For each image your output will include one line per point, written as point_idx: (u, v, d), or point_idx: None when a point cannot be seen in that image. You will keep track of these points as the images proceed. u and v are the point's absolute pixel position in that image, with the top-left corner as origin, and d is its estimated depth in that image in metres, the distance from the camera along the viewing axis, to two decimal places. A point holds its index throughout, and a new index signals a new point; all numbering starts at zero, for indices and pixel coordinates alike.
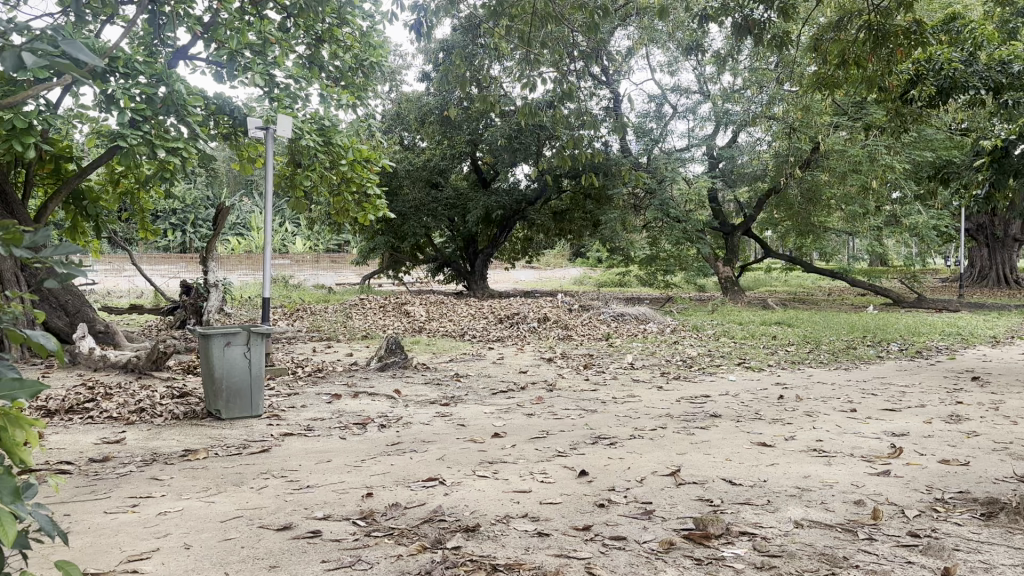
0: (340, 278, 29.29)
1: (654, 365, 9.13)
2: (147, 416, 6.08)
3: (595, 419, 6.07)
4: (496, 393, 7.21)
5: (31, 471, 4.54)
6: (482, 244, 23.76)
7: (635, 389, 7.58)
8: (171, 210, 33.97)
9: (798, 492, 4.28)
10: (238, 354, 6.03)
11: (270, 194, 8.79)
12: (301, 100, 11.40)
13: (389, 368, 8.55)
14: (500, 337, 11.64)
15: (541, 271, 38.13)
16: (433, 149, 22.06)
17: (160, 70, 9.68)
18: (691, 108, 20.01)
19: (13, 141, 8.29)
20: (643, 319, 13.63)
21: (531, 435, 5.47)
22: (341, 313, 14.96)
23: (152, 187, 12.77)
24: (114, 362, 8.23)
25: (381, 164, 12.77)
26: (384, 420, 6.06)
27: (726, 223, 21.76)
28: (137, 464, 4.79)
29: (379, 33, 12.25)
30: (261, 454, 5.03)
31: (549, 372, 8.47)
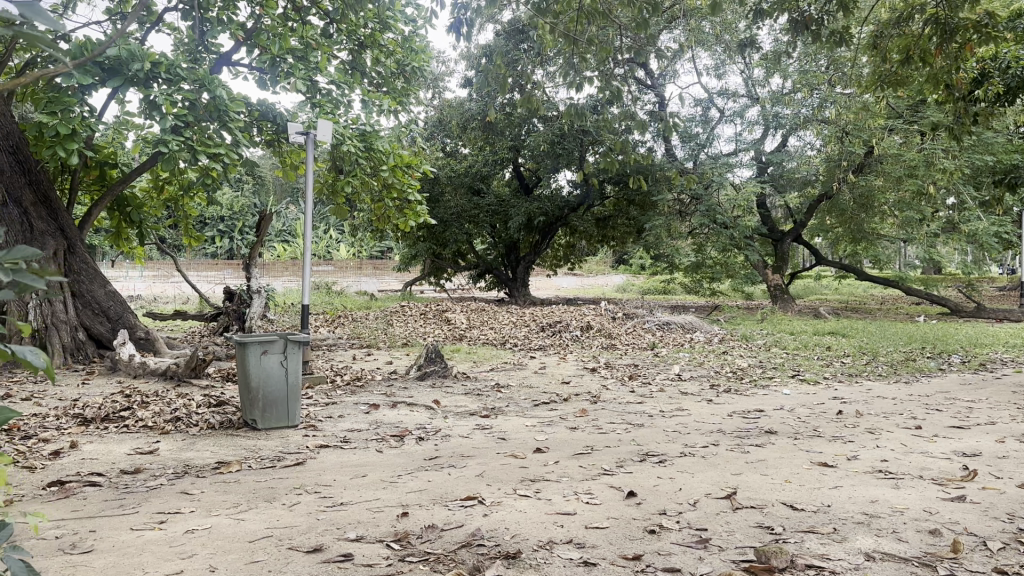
0: (383, 285, 29.34)
1: (703, 377, 8.80)
2: (182, 425, 5.96)
3: (643, 434, 5.78)
4: (539, 405, 6.95)
5: (61, 484, 4.43)
6: (524, 251, 23.54)
7: (683, 401, 7.27)
8: (219, 217, 34.51)
9: (866, 519, 3.95)
10: (275, 363, 5.89)
11: (309, 200, 8.68)
12: (343, 106, 11.33)
13: (429, 377, 8.36)
14: (543, 346, 11.40)
15: (584, 278, 37.81)
16: (475, 156, 21.94)
17: (202, 76, 9.69)
18: (738, 112, 19.57)
19: (56, 148, 8.30)
20: (689, 328, 13.26)
21: (575, 451, 5.21)
22: (383, 320, 14.86)
23: (196, 194, 12.83)
24: (153, 369, 8.19)
25: (423, 169, 12.66)
26: (423, 432, 5.86)
27: (775, 230, 21.22)
28: (168, 476, 4.64)
29: (422, 38, 12.14)
30: (295, 468, 4.86)
31: (594, 383, 8.19)
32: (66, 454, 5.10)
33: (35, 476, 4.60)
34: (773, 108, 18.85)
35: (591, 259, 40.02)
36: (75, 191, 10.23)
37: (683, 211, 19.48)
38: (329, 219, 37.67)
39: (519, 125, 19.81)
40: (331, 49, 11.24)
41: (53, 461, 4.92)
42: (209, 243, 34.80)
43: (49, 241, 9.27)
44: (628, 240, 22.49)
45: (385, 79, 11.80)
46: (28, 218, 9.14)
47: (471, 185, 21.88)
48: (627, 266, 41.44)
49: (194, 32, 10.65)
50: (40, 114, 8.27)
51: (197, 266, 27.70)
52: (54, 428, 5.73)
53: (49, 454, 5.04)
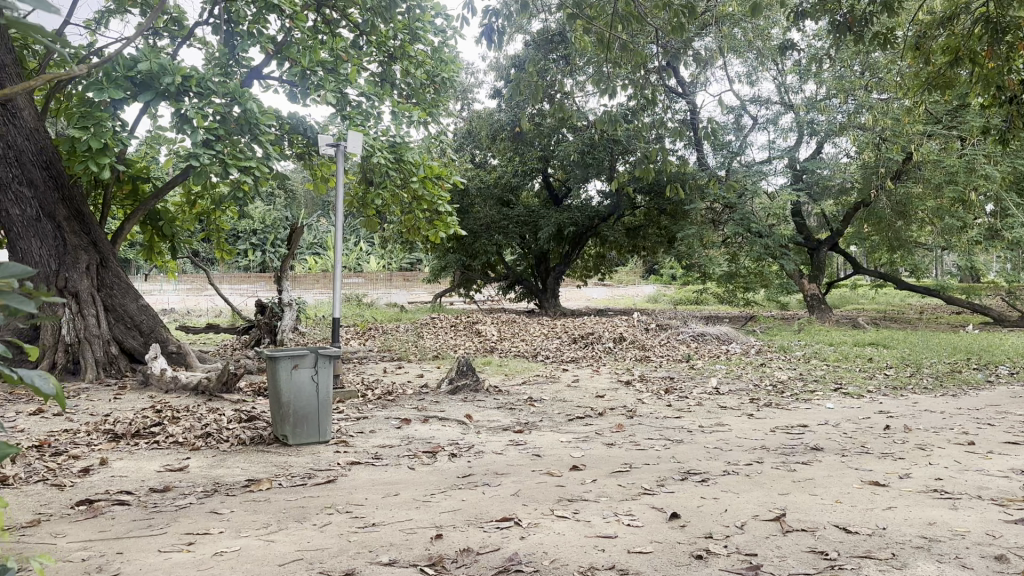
0: (413, 296, 29.33)
1: (741, 390, 8.56)
2: (213, 441, 5.88)
3: (683, 451, 5.58)
4: (573, 420, 6.77)
5: (89, 503, 4.35)
6: (553, 262, 23.37)
7: (723, 416, 7.05)
8: (251, 231, 34.80)
9: (927, 543, 3.72)
10: (306, 378, 5.79)
11: (339, 212, 8.61)
12: (373, 118, 11.29)
13: (461, 391, 8.22)
14: (575, 358, 11.21)
15: (614, 289, 37.53)
16: (504, 166, 21.88)
17: (233, 89, 9.70)
18: (771, 119, 19.29)
19: (88, 162, 8.33)
20: (725, 339, 13.00)
21: (613, 468, 5.03)
22: (413, 332, 14.78)
23: (228, 207, 12.88)
24: (185, 384, 8.15)
25: (453, 180, 12.57)
26: (455, 448, 5.71)
27: (810, 239, 20.81)
28: (197, 495, 4.54)
29: (452, 48, 12.06)
30: (326, 486, 4.73)
31: (629, 397, 7.99)
32: (96, 472, 5.03)
33: (64, 494, 4.53)
34: (807, 115, 18.55)
35: (622, 269, 39.78)
36: (108, 206, 10.32)
37: (716, 220, 19.19)
38: (360, 231, 37.79)
39: (548, 135, 19.70)
40: (361, 61, 11.22)
41: (83, 479, 4.86)
42: (242, 257, 35.09)
43: (83, 255, 9.35)
44: (659, 250, 22.22)
45: (415, 91, 11.72)
46: (62, 234, 9.22)
47: (501, 196, 21.79)
48: (658, 276, 41.05)
49: (226, 46, 10.70)
50: (73, 129, 8.34)
51: (229, 279, 27.92)
52: (85, 445, 5.69)
53: (78, 472, 4.98)
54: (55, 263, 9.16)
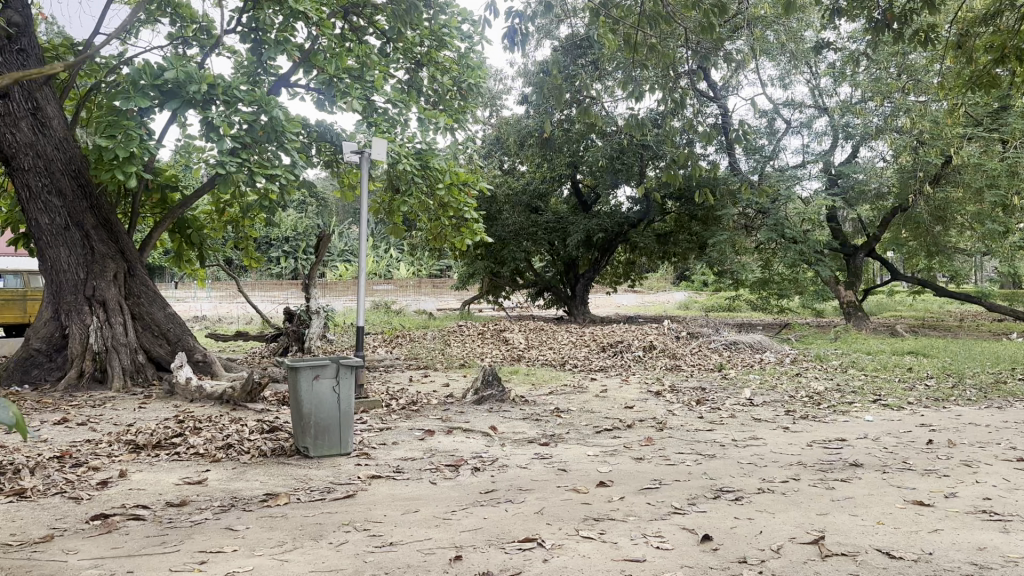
0: (442, 303, 29.25)
1: (776, 402, 8.29)
2: (234, 452, 5.79)
3: (715, 467, 5.38)
4: (601, 433, 6.58)
5: (105, 518, 4.27)
6: (583, 268, 23.15)
7: (756, 429, 6.81)
8: (283, 238, 35.04)
9: (977, 570, 3.49)
10: (327, 389, 5.69)
11: (364, 220, 8.53)
12: (400, 125, 11.21)
13: (486, 401, 8.06)
14: (604, 368, 10.99)
15: (644, 295, 37.24)
16: (533, 173, 21.75)
17: (260, 97, 9.68)
18: (805, 122, 18.93)
19: (116, 172, 8.35)
20: (758, 348, 12.70)
21: (642, 485, 4.84)
22: (441, 340, 14.67)
23: (256, 215, 12.90)
24: (209, 393, 8.10)
25: (480, 187, 12.44)
26: (479, 461, 5.55)
27: (846, 244, 20.35)
28: (214, 510, 4.44)
29: (479, 54, 11.93)
30: (345, 501, 4.60)
31: (659, 408, 7.78)
32: (114, 484, 4.96)
33: (80, 508, 4.46)
34: (842, 119, 18.16)
35: (653, 276, 39.40)
36: (136, 215, 10.37)
37: (749, 226, 18.87)
38: (389, 238, 37.86)
39: (577, 141, 19.53)
40: (388, 68, 11.16)
41: (101, 492, 4.79)
42: (274, 264, 35.35)
43: (110, 263, 9.40)
44: (690, 256, 21.90)
45: (442, 98, 11.61)
46: (90, 242, 9.27)
47: (529, 203, 21.68)
48: (690, 283, 40.58)
49: (253, 56, 10.73)
50: (100, 138, 8.38)
51: (261, 286, 28.11)
52: (105, 456, 5.63)
53: (97, 485, 4.92)
54: (83, 272, 9.23)
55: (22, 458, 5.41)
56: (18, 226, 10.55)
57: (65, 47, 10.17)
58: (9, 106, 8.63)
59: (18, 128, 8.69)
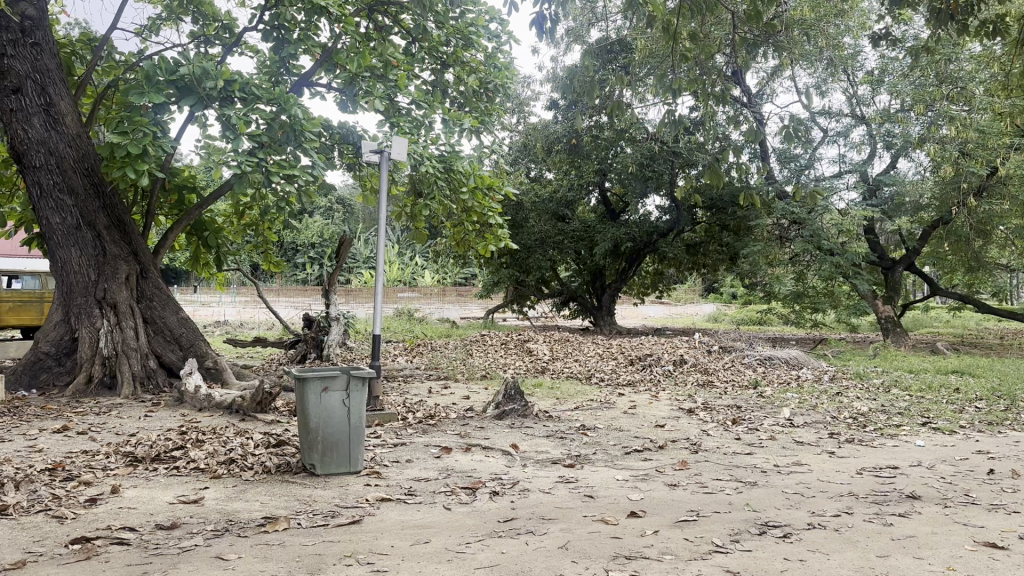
0: (465, 312, 28.85)
1: (817, 423, 7.77)
2: (236, 468, 5.41)
3: (758, 498, 4.90)
4: (631, 454, 6.11)
5: (85, 541, 3.86)
6: (609, 278, 22.65)
7: (799, 455, 6.30)
8: (309, 243, 34.82)
9: None
10: (336, 402, 5.27)
11: (382, 222, 8.09)
12: (424, 127, 10.81)
13: (507, 416, 7.61)
14: (633, 382, 10.51)
15: (671, 306, 36.79)
16: (559, 180, 21.32)
17: (278, 94, 9.30)
18: (842, 132, 18.34)
19: (127, 168, 8.06)
20: (794, 364, 12.15)
21: (678, 517, 4.38)
22: (463, 350, 14.26)
23: (276, 218, 12.62)
24: (218, 402, 7.77)
25: (505, 193, 12.02)
26: (498, 484, 5.10)
27: (884, 257, 19.62)
28: (206, 535, 4.03)
29: (507, 55, 11.52)
30: (349, 528, 4.18)
31: (693, 428, 7.29)
32: (103, 502, 4.57)
33: (62, 528, 4.07)
34: (881, 127, 17.54)
35: (682, 288, 38.84)
36: (151, 216, 10.10)
37: (783, 237, 18.29)
38: (415, 246, 37.59)
39: (605, 148, 19.05)
40: (411, 68, 10.80)
41: (87, 510, 4.40)
42: (298, 269, 35.26)
43: (122, 265, 9.12)
44: (721, 267, 21.36)
45: (467, 99, 11.17)
46: (102, 243, 9.02)
47: (556, 211, 21.22)
48: (718, 295, 39.81)
49: (276, 55, 10.41)
50: (112, 134, 8.15)
51: (285, 292, 27.89)
52: (100, 469, 5.28)
53: (84, 503, 4.53)
54: (94, 273, 8.97)
55: (10, 471, 5.03)
56: (32, 226, 10.33)
57: (84, 43, 10.00)
58: (22, 101, 8.45)
59: (31, 124, 8.48)
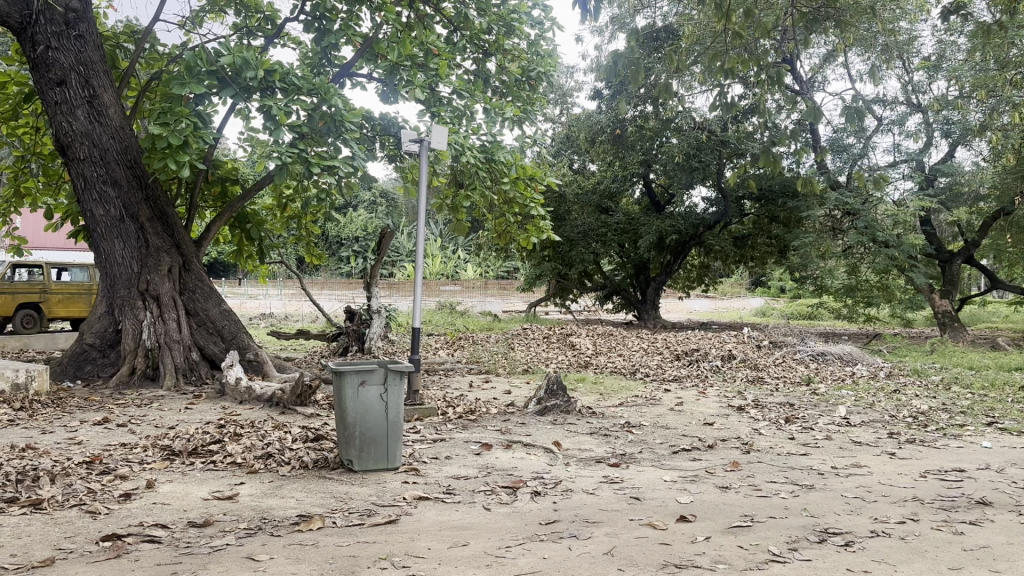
0: (508, 305, 28.68)
1: (875, 422, 7.41)
2: (273, 464, 5.30)
3: (816, 503, 4.62)
4: (679, 453, 5.86)
5: (116, 539, 3.76)
6: (654, 272, 22.25)
7: (859, 457, 5.97)
8: (353, 237, 34.97)
9: None
10: (374, 397, 5.12)
11: (422, 213, 7.87)
12: (465, 117, 10.62)
13: (550, 412, 7.39)
14: (680, 378, 10.21)
15: (716, 300, 36.20)
16: (603, 171, 20.98)
17: (319, 85, 9.18)
18: (897, 120, 17.71)
19: (169, 160, 8.04)
20: (848, 360, 11.72)
21: (731, 523, 4.13)
22: (506, 344, 14.07)
23: (318, 211, 12.57)
24: (259, 395, 7.72)
25: (547, 183, 11.77)
26: (540, 484, 4.89)
27: (941, 250, 18.90)
28: (238, 534, 3.91)
29: (550, 42, 11.28)
30: (385, 528, 4.02)
31: (744, 426, 6.99)
32: (137, 498, 4.48)
33: (95, 524, 3.99)
34: (939, 114, 16.86)
35: (728, 281, 38.15)
36: (195, 208, 10.11)
37: (836, 228, 17.72)
38: (458, 240, 37.54)
39: (651, 139, 18.66)
40: (453, 57, 10.62)
41: (121, 506, 4.30)
42: (343, 263, 35.47)
43: (165, 257, 9.15)
44: (769, 260, 20.82)
45: (510, 88, 10.93)
46: (144, 235, 9.04)
47: (599, 203, 20.91)
48: (766, 288, 38.98)
49: (317, 46, 10.31)
50: (154, 125, 8.13)
51: (328, 285, 28.03)
52: (137, 464, 5.21)
53: (118, 498, 4.44)
54: (137, 265, 9.00)
55: (47, 464, 4.98)
56: (77, 218, 10.42)
57: (128, 35, 10.03)
58: (66, 94, 8.46)
59: (75, 117, 8.51)
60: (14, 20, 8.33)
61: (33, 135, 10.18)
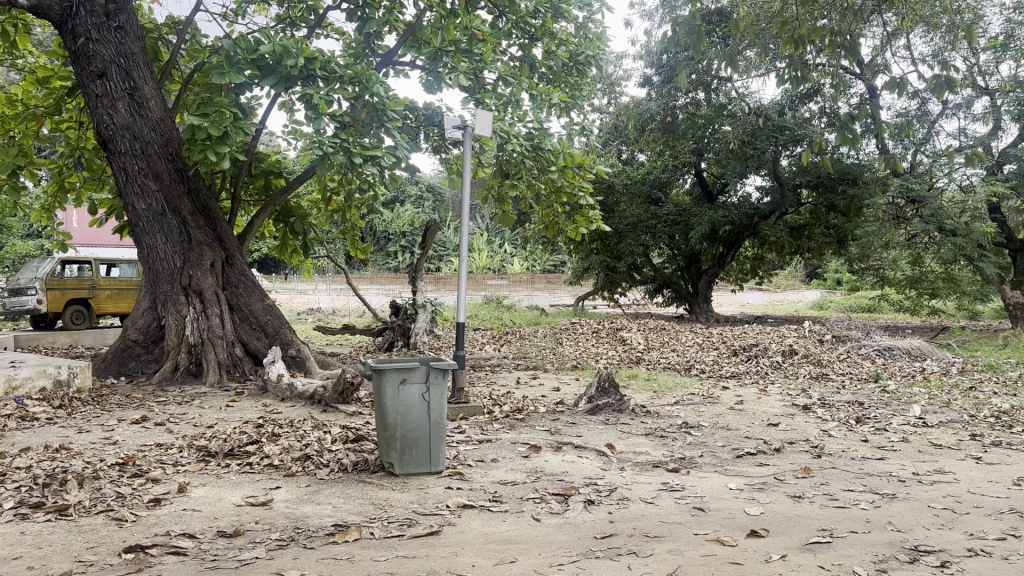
0: (555, 299, 28.28)
1: (954, 423, 6.87)
2: (312, 466, 5.04)
3: (900, 516, 4.17)
4: (744, 458, 5.44)
5: (139, 551, 3.51)
6: (705, 264, 21.61)
7: (943, 462, 5.47)
8: (399, 232, 34.91)
9: None
10: (415, 396, 4.81)
11: (467, 203, 7.49)
12: (512, 105, 10.28)
13: (602, 411, 7.01)
14: (738, 374, 9.74)
15: (769, 292, 35.32)
16: (653, 161, 20.43)
17: (359, 71, 8.87)
18: (963, 103, 16.82)
19: (208, 151, 7.82)
20: (916, 355, 11.08)
21: (809, 539, 3.72)
22: (554, 339, 13.70)
23: (362, 203, 12.34)
24: (300, 392, 7.51)
25: (596, 172, 11.33)
26: (593, 491, 4.53)
27: (1012, 238, 17.92)
28: (269, 546, 3.63)
29: (599, 25, 10.85)
30: (428, 540, 3.71)
31: (811, 428, 6.52)
32: (166, 504, 4.24)
33: (120, 533, 3.75)
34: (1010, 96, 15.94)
35: (781, 273, 37.24)
36: (238, 201, 9.95)
37: (899, 217, 16.91)
38: (504, 232, 37.25)
39: (704, 126, 18.04)
40: (498, 42, 10.25)
41: (150, 513, 4.07)
42: (390, 257, 35.47)
43: (207, 251, 9.00)
44: (827, 251, 20.04)
45: (557, 74, 10.51)
46: (187, 229, 8.91)
47: (649, 194, 20.34)
48: (822, 281, 37.78)
49: (360, 34, 10.07)
50: (193, 116, 7.97)
51: (375, 280, 27.99)
52: (169, 466, 4.99)
53: (147, 504, 4.20)
54: (180, 259, 8.88)
55: (79, 466, 4.79)
56: (121, 214, 10.35)
57: (170, 26, 9.91)
58: (107, 86, 8.34)
59: (116, 110, 8.39)
60: (55, 12, 8.23)
61: (77, 129, 10.18)
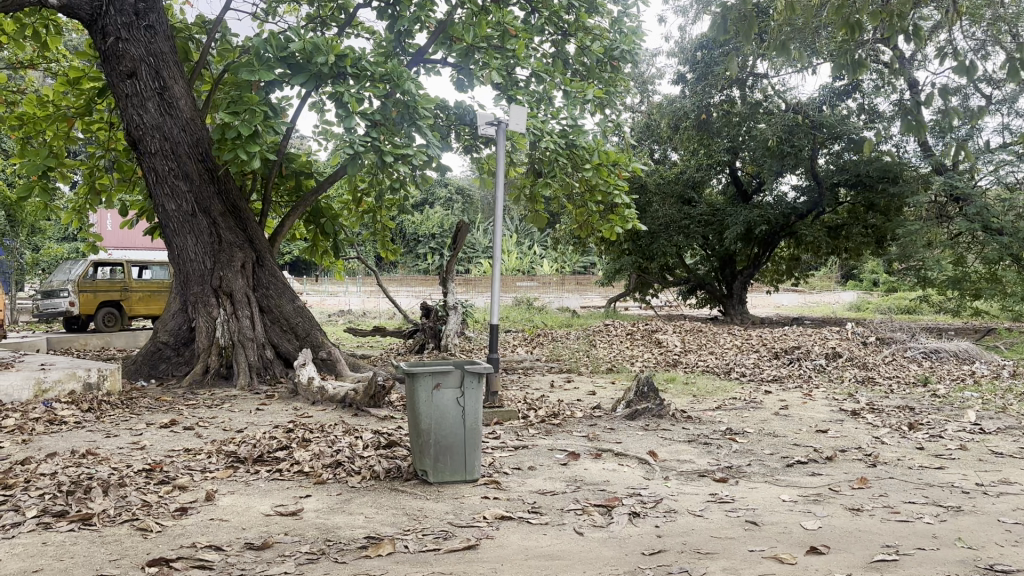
0: (586, 301, 27.99)
1: (1014, 430, 6.51)
2: (343, 473, 4.86)
3: (971, 532, 3.87)
4: (794, 467, 5.16)
5: (163, 564, 3.35)
6: (740, 265, 21.21)
7: (1007, 472, 5.14)
8: (429, 233, 34.80)
9: None
10: (450, 400, 4.61)
11: (500, 201, 7.27)
12: (545, 102, 10.08)
13: (641, 417, 6.77)
14: (780, 378, 9.42)
15: (802, 292, 34.73)
16: (686, 159, 20.09)
17: (391, 69, 8.71)
18: (1011, 97, 16.25)
19: (239, 150, 7.70)
20: (965, 358, 10.67)
21: (875, 558, 3.44)
22: (586, 341, 13.45)
23: (393, 203, 12.21)
24: (331, 395, 7.35)
25: (631, 170, 11.06)
26: (638, 502, 4.30)
27: None
28: (299, 560, 3.45)
29: (634, 19, 10.60)
30: (464, 555, 3.51)
31: (863, 434, 6.21)
32: (193, 513, 4.09)
33: (145, 544, 3.60)
34: None
35: (815, 273, 36.61)
36: (268, 202, 9.85)
37: (941, 215, 16.41)
38: (534, 233, 37.01)
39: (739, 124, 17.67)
40: (530, 37, 10.05)
41: (176, 523, 3.92)
42: (419, 259, 35.37)
43: (237, 252, 8.92)
44: (866, 251, 19.54)
45: (591, 70, 10.27)
46: (217, 230, 8.82)
47: (682, 193, 19.96)
48: (858, 281, 37.08)
49: (391, 32, 9.94)
50: (223, 114, 7.85)
51: (405, 282, 27.89)
52: (197, 473, 4.85)
53: (173, 512, 4.06)
54: (210, 260, 8.79)
55: (105, 472, 4.66)
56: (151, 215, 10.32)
57: (200, 26, 9.85)
58: (137, 86, 8.27)
59: (145, 110, 8.31)
60: (86, 12, 8.19)
61: (108, 131, 10.16)
